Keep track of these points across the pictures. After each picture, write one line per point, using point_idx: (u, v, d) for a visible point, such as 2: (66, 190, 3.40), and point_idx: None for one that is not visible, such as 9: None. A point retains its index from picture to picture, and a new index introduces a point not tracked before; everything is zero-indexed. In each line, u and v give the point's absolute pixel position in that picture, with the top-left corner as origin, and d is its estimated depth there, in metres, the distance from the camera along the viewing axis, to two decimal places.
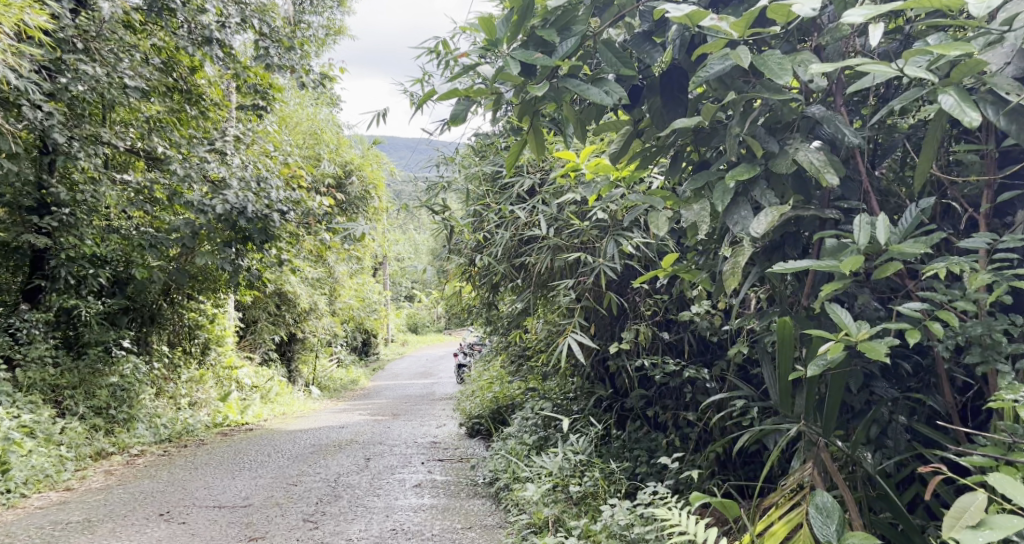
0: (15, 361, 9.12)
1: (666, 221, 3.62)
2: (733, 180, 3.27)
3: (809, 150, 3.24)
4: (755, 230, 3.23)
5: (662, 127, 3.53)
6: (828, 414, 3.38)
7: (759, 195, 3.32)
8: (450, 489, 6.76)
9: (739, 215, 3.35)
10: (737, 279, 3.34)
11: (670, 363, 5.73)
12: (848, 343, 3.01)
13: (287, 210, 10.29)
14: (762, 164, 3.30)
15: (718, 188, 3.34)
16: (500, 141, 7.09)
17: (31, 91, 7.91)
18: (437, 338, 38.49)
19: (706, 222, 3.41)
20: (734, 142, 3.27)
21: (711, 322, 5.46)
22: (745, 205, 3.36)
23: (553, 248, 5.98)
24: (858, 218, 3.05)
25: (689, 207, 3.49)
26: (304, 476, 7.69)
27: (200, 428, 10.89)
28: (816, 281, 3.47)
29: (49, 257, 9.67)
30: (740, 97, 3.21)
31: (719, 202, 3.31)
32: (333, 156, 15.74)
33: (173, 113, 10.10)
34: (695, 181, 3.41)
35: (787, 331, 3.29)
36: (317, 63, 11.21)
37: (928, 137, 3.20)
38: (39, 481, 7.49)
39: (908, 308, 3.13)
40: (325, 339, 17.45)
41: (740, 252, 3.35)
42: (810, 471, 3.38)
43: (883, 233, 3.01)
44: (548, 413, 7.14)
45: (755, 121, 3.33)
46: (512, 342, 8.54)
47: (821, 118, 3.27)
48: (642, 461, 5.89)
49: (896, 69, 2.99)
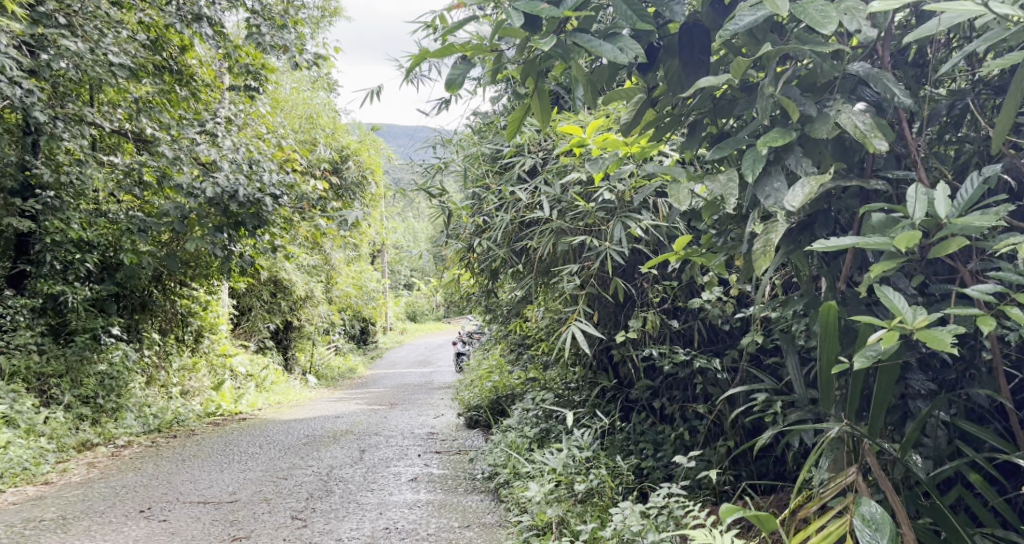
0: None
1: (687, 195, 3.28)
2: (765, 147, 2.95)
3: (853, 112, 2.93)
4: (790, 203, 2.91)
5: (679, 92, 3.22)
6: (874, 413, 3.04)
7: (794, 164, 3.00)
8: (448, 483, 6.45)
9: (770, 187, 3.04)
10: (770, 258, 3.02)
11: (679, 352, 5.44)
12: (903, 331, 2.69)
13: (281, 194, 9.94)
14: (798, 129, 2.98)
15: (748, 156, 3.01)
16: (500, 120, 6.77)
17: (8, 67, 7.58)
18: (436, 327, 38.18)
19: (734, 194, 3.07)
20: (768, 103, 2.96)
21: (723, 309, 5.17)
22: (778, 176, 3.04)
23: (556, 231, 5.65)
24: (913, 189, 2.75)
25: (715, 179, 3.16)
26: (296, 469, 7.39)
27: (191, 418, 10.61)
28: (856, 263, 3.16)
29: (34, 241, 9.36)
30: (779, 50, 2.90)
31: (750, 169, 2.98)
32: (329, 140, 15.37)
33: (164, 94, 9.76)
34: (721, 150, 3.09)
35: (831, 318, 2.97)
36: (312, 42, 10.88)
37: (1013, 90, 2.86)
38: (16, 475, 7.20)
39: (977, 291, 2.79)
40: (322, 327, 17.13)
41: (772, 229, 3.03)
42: (853, 472, 3.02)
43: (943, 207, 2.71)
44: (550, 404, 6.83)
45: (789, 81, 3.02)
46: (513, 330, 8.25)
47: (866, 77, 2.98)
48: (649, 455, 5.61)
49: (980, 4, 2.64)
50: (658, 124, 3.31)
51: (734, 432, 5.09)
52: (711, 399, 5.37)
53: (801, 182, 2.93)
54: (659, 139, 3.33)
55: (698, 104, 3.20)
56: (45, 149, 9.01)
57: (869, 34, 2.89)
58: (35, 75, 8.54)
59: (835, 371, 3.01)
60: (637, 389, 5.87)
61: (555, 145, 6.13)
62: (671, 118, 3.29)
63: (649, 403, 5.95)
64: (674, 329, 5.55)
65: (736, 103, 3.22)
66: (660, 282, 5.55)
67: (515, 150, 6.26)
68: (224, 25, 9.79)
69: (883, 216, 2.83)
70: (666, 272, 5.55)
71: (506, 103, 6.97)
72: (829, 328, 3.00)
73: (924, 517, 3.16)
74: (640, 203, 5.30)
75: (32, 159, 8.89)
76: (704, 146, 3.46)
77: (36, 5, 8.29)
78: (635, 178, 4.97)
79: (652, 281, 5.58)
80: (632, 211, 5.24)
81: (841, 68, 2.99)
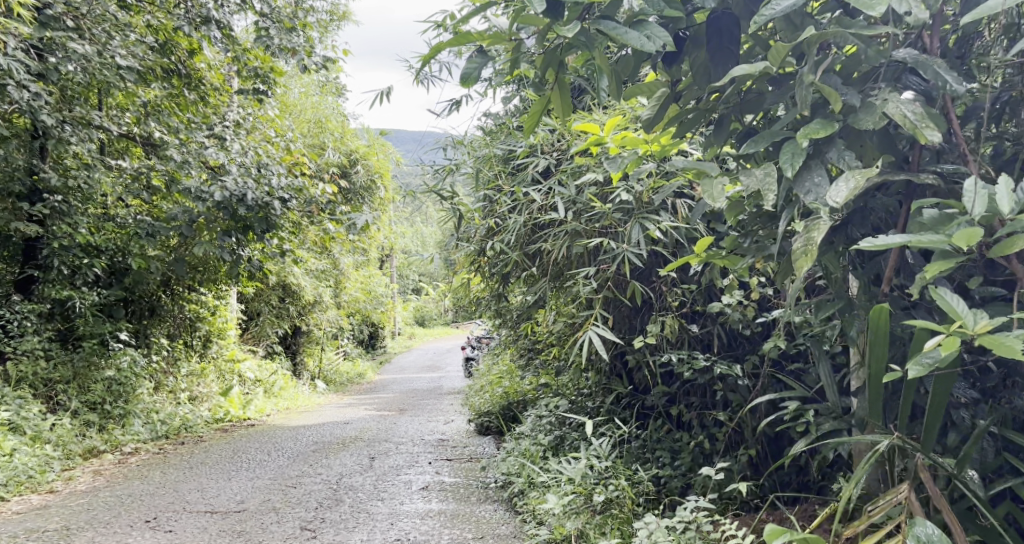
0: (6, 354, 8.71)
1: (720, 191, 3.15)
2: (806, 139, 2.82)
3: (900, 100, 2.79)
4: (834, 198, 2.77)
5: (704, 85, 3.09)
6: (928, 426, 2.88)
7: (835, 157, 2.86)
8: (460, 492, 6.30)
9: (809, 182, 2.90)
10: (811, 257, 2.86)
11: (698, 357, 5.27)
12: (964, 337, 2.53)
13: (289, 198, 9.79)
14: (840, 120, 2.84)
15: (787, 148, 2.88)
16: (511, 121, 6.61)
17: (17, 71, 7.49)
18: (444, 332, 38.00)
19: (772, 189, 2.92)
20: (809, 91, 2.82)
21: (744, 314, 5.02)
22: (819, 170, 2.90)
23: (571, 234, 5.50)
24: (971, 184, 2.60)
25: (750, 174, 3.00)
26: (304, 477, 7.25)
27: (200, 424, 10.47)
28: (901, 263, 3.00)
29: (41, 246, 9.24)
30: (821, 35, 2.76)
31: (789, 163, 2.85)
32: (338, 144, 15.26)
33: (173, 98, 9.66)
34: (756, 144, 2.96)
35: (881, 321, 2.81)
36: (321, 45, 10.76)
37: None
38: (21, 483, 7.07)
39: None
40: (331, 332, 16.98)
41: (814, 227, 2.86)
42: (906, 489, 2.86)
43: (1005, 202, 2.55)
44: (563, 411, 6.67)
45: (830, 69, 2.89)
46: (524, 335, 8.09)
47: (914, 63, 2.83)
48: (667, 464, 5.46)
49: None
50: (683, 119, 3.17)
51: (757, 441, 4.95)
52: (732, 405, 5.20)
53: (844, 175, 2.78)
54: (684, 135, 3.19)
55: (726, 97, 3.05)
56: (52, 152, 8.88)
57: (920, 16, 2.75)
58: (43, 78, 8.42)
59: (883, 377, 2.86)
60: (655, 395, 5.72)
61: (569, 146, 5.98)
62: (696, 111, 3.15)
63: (666, 409, 5.79)
64: (694, 333, 5.39)
65: (765, 96, 3.08)
66: (678, 286, 5.38)
67: (528, 151, 6.11)
68: (233, 28, 9.66)
69: (937, 213, 2.68)
70: (684, 274, 5.39)
71: (517, 103, 6.82)
72: (879, 332, 2.84)
73: (970, 533, 3.01)
74: (658, 203, 5.15)
75: (39, 162, 8.77)
76: (730, 145, 3.33)
77: (43, 8, 8.16)
78: (654, 177, 4.82)
79: (670, 284, 5.40)
80: (651, 212, 5.08)
81: (887, 54, 2.84)
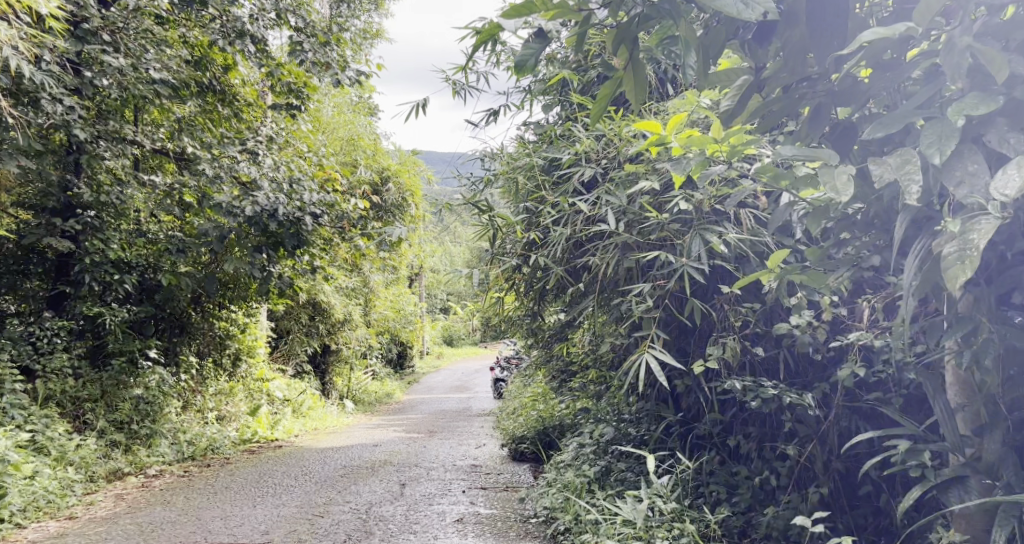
0: (34, 373, 8.41)
1: (844, 182, 2.83)
2: (960, 116, 2.66)
3: None
4: (1001, 192, 2.62)
5: (791, 76, 2.79)
6: None
7: (998, 141, 2.68)
8: (497, 526, 5.88)
9: (960, 170, 2.71)
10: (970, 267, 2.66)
11: (762, 384, 4.83)
12: None
13: (321, 214, 9.41)
14: (1003, 93, 2.66)
15: (935, 131, 2.70)
16: (554, 129, 6.17)
17: (49, 84, 7.27)
18: (473, 352, 37.50)
19: (916, 183, 2.71)
20: (964, 59, 2.64)
21: (813, 337, 4.61)
22: (972, 157, 2.71)
23: (622, 246, 5.06)
24: None
25: (883, 162, 2.80)
26: (333, 505, 6.85)
27: (227, 445, 10.11)
28: None
29: (74, 262, 8.89)
30: None
31: (937, 149, 2.68)
32: (369, 162, 14.92)
33: (205, 113, 9.42)
34: (885, 128, 2.77)
35: None
36: (356, 59, 10.43)
37: None
38: (39, 509, 6.72)
39: None
40: (360, 350, 16.60)
41: (974, 228, 2.68)
42: None
43: None
44: (608, 440, 6.19)
45: (985, 33, 2.67)
46: (561, 356, 7.63)
47: None
48: (724, 501, 5.03)
49: None
50: (763, 110, 2.85)
51: (830, 478, 4.67)
52: (800, 438, 4.79)
53: (1012, 164, 2.63)
54: (766, 128, 2.88)
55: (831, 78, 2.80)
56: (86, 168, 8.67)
57: None
58: (78, 93, 8.23)
59: None
60: (708, 424, 5.29)
61: (618, 154, 5.58)
62: (784, 100, 2.83)
63: (721, 440, 5.36)
64: (757, 357, 4.92)
65: (862, 86, 2.81)
66: (741, 303, 4.90)
67: (572, 160, 5.65)
68: (266, 42, 9.36)
69: None
70: (748, 292, 4.93)
71: (560, 111, 6.40)
72: None
73: None
74: (720, 214, 4.73)
75: (73, 177, 8.52)
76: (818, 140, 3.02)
77: (81, 21, 8.03)
78: (717, 185, 4.43)
79: (732, 302, 4.90)
80: (711, 222, 4.67)
81: None
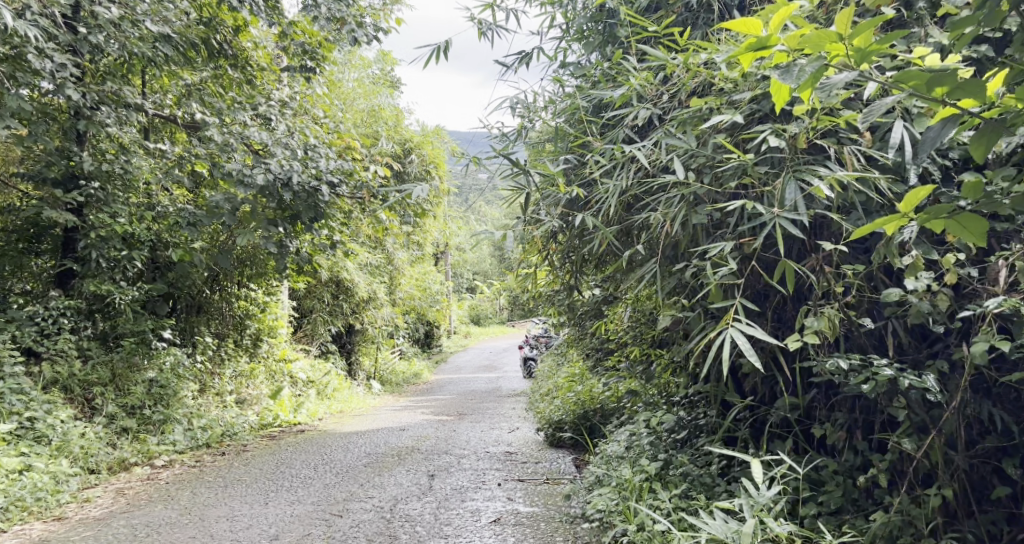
0: (37, 356, 7.67)
1: None
2: None
3: None
4: None
5: None
6: None
7: None
8: (541, 529, 5.08)
9: None
10: None
11: (870, 363, 4.03)
12: None
13: (338, 183, 8.46)
14: None
15: None
16: (601, 67, 5.25)
17: (36, 37, 6.42)
18: (501, 330, 36.57)
19: None
20: None
21: (934, 303, 3.82)
22: None
23: (691, 199, 4.26)
24: None
25: None
26: (352, 502, 6.06)
27: (246, 431, 9.25)
28: None
29: (78, 237, 8.15)
30: None
31: None
32: (391, 133, 13.88)
33: (217, 76, 8.54)
34: None
35: None
36: (374, 14, 9.45)
37: None
38: (25, 508, 5.95)
39: None
40: (387, 329, 15.76)
41: None
42: None
43: None
44: (665, 429, 5.37)
45: None
46: (605, 334, 6.74)
47: None
48: (814, 502, 4.26)
49: None
50: None
51: (951, 477, 3.95)
52: (912, 428, 4.04)
53: None
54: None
55: None
56: (89, 135, 7.91)
57: None
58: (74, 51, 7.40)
59: None
60: (792, 411, 4.50)
61: (681, 96, 4.71)
62: None
63: (805, 429, 4.57)
64: (861, 329, 4.10)
65: None
66: (841, 265, 4.10)
67: (625, 97, 4.73)
68: None
69: None
70: (849, 252, 4.12)
71: (608, 51, 5.47)
72: None
73: None
74: (818, 155, 3.94)
75: (72, 145, 7.74)
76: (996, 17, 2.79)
77: None
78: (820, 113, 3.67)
79: (832, 264, 4.09)
80: (810, 163, 3.93)
81: None
